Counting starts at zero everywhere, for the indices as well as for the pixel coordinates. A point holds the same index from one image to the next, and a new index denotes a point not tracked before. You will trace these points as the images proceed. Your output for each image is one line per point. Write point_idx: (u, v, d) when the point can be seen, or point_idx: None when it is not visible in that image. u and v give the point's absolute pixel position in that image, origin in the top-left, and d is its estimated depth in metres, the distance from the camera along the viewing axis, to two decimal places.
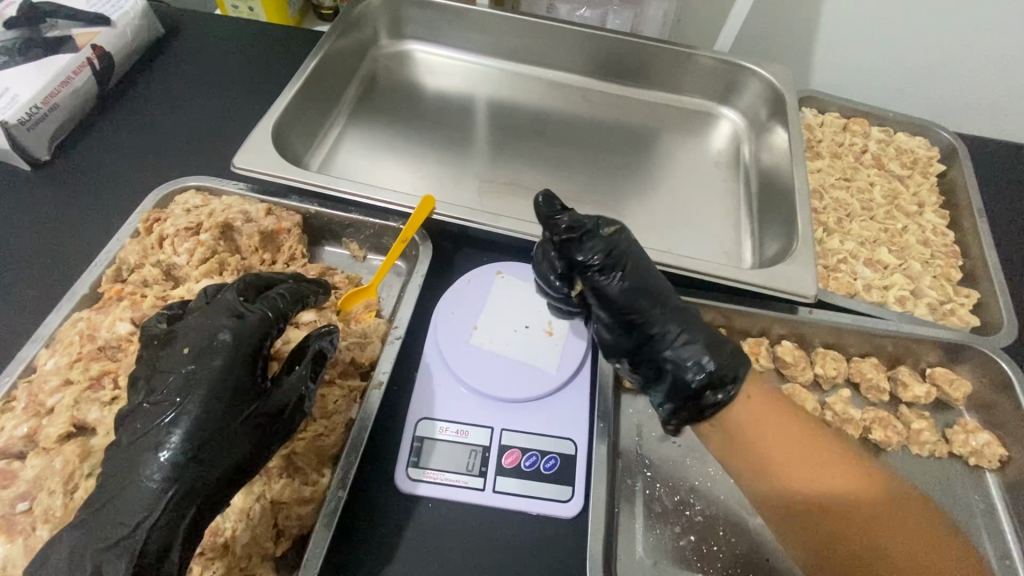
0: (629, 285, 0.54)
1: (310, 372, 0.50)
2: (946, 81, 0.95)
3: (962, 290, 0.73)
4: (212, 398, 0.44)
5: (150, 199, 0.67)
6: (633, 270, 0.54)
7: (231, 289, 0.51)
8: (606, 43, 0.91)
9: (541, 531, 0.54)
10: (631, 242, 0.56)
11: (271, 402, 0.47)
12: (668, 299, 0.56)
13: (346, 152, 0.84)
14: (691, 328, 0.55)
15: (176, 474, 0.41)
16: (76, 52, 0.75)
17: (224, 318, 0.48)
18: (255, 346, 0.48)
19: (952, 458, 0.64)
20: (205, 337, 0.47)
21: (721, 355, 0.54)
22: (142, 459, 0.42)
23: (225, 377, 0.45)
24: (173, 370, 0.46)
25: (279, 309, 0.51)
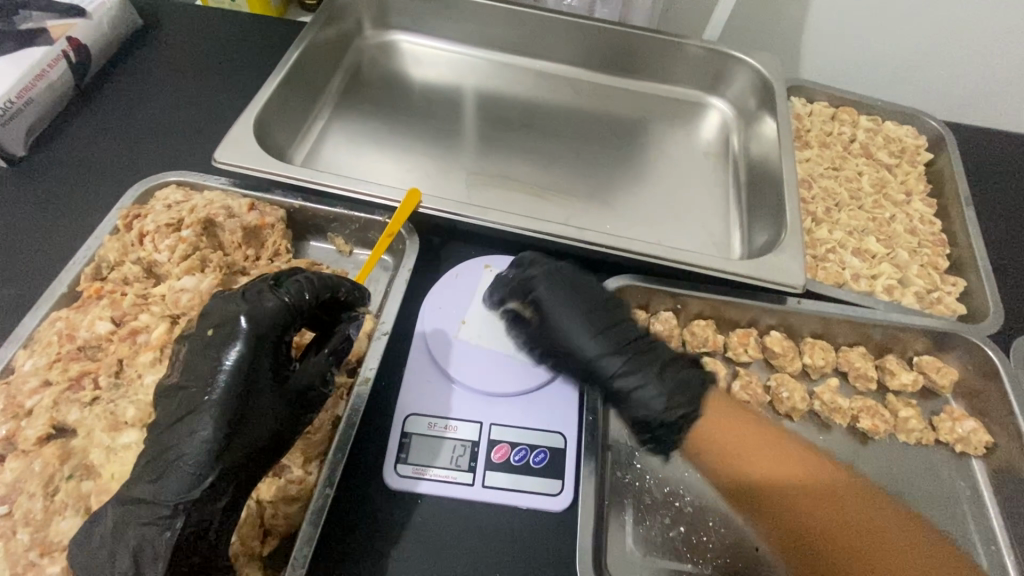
0: (567, 353, 0.58)
1: (331, 359, 0.51)
2: (934, 70, 0.95)
3: (948, 279, 0.73)
4: (239, 384, 0.44)
5: (130, 195, 0.65)
6: (563, 338, 0.58)
7: (259, 277, 0.50)
8: (595, 33, 0.91)
9: (531, 527, 0.54)
10: (557, 307, 0.59)
11: (290, 387, 0.47)
12: (613, 356, 0.57)
13: (331, 145, 0.83)
14: (639, 393, 0.56)
15: (212, 458, 0.42)
16: (51, 45, 0.73)
17: (242, 305, 0.46)
18: (273, 333, 0.46)
19: (939, 445, 0.65)
20: (225, 325, 0.46)
21: (676, 417, 0.55)
22: (177, 444, 0.42)
23: (248, 363, 0.44)
24: (205, 359, 0.45)
25: (303, 298, 0.49)
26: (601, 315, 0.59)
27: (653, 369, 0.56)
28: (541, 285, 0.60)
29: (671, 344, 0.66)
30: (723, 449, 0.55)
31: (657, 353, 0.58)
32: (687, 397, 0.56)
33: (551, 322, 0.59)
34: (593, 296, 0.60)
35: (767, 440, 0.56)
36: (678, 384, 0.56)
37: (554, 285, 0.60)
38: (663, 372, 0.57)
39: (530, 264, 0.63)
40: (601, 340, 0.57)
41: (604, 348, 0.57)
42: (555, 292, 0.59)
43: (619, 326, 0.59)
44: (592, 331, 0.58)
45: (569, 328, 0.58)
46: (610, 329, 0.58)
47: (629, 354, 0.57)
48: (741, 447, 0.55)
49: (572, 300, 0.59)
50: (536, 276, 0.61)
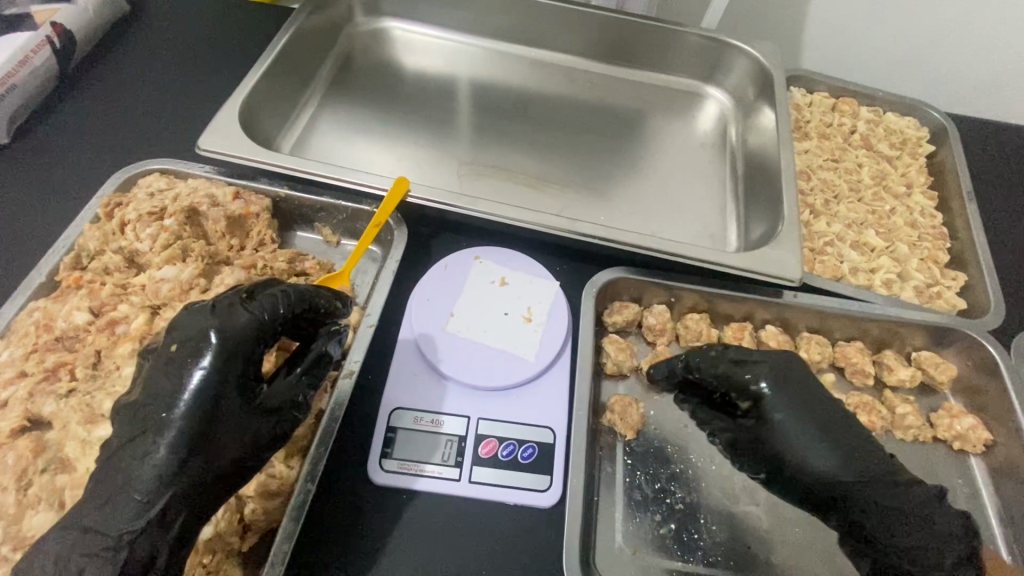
0: (785, 465, 0.51)
1: (304, 380, 0.49)
2: (937, 61, 0.93)
3: (949, 273, 0.71)
4: (202, 406, 0.42)
5: (111, 183, 0.64)
6: (795, 456, 0.51)
7: (234, 288, 0.49)
8: (591, 21, 0.89)
9: (517, 523, 0.53)
10: (784, 412, 0.52)
11: (260, 408, 0.45)
12: (847, 473, 0.50)
13: (320, 134, 0.81)
14: (906, 547, 0.49)
15: (164, 483, 0.41)
16: (35, 30, 0.71)
17: (214, 320, 0.45)
18: (244, 350, 0.45)
19: (937, 443, 0.63)
20: (193, 339, 0.44)
21: (914, 544, 0.49)
22: (131, 468, 0.41)
23: (212, 383, 0.43)
24: (168, 374, 0.43)
25: (278, 312, 0.47)
26: (839, 419, 0.52)
27: (891, 494, 0.50)
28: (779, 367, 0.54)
29: (663, 338, 0.64)
30: None
31: (919, 491, 0.50)
32: (914, 514, 0.50)
33: (773, 417, 0.52)
34: (828, 406, 0.53)
35: None
36: (918, 520, 0.49)
37: (784, 383, 0.53)
38: (909, 504, 0.50)
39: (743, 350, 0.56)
40: (851, 467, 0.50)
41: (843, 470, 0.50)
42: (777, 380, 0.53)
43: (864, 448, 0.51)
44: (845, 447, 0.51)
45: (799, 444, 0.51)
46: (838, 434, 0.52)
47: (884, 487, 0.50)
48: None
49: (804, 406, 0.52)
50: (760, 371, 0.54)
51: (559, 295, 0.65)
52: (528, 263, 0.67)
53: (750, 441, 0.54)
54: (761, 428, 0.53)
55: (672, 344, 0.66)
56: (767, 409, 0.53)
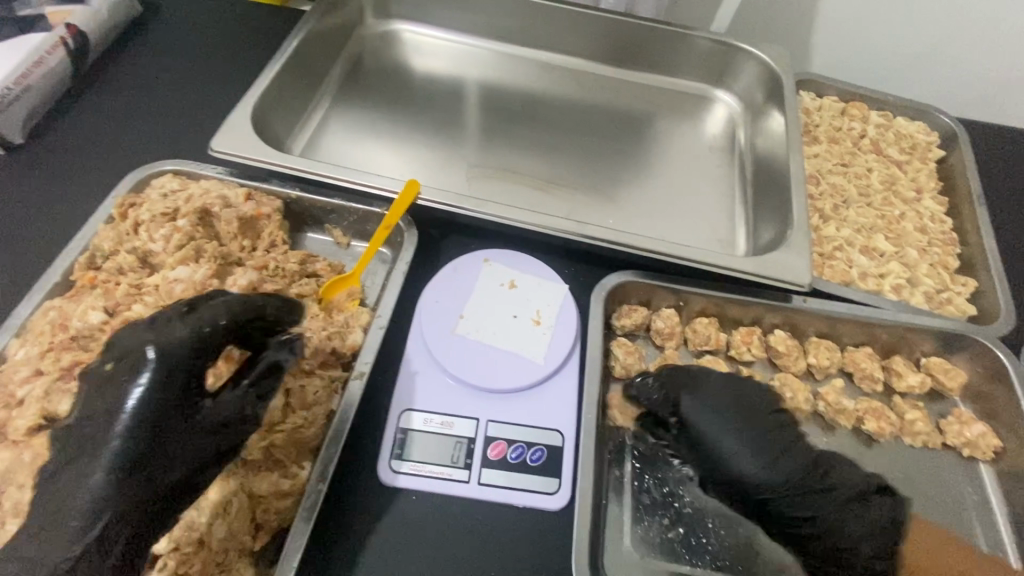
0: (717, 477, 0.53)
1: (252, 392, 0.47)
2: (948, 65, 0.92)
3: (959, 279, 0.71)
4: (143, 420, 0.42)
5: (124, 183, 0.65)
6: (725, 467, 0.53)
7: (176, 303, 0.48)
8: (600, 24, 0.89)
9: (526, 525, 0.53)
10: (708, 427, 0.54)
11: (201, 423, 0.44)
12: (779, 482, 0.52)
13: (331, 136, 0.82)
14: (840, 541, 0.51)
15: (102, 503, 0.40)
16: (50, 31, 0.72)
17: (151, 337, 0.45)
18: (185, 363, 0.44)
19: (946, 449, 0.63)
20: (131, 355, 0.44)
21: (849, 543, 0.51)
22: (75, 488, 0.40)
23: (148, 400, 0.42)
24: (106, 393, 0.43)
25: (219, 323, 0.46)
26: (769, 425, 0.55)
27: (822, 495, 0.52)
28: (705, 382, 0.58)
29: (672, 341, 0.64)
30: None
31: (839, 484, 0.53)
32: (837, 507, 0.52)
33: (699, 430, 0.54)
34: (749, 416, 0.55)
35: None
36: (845, 510, 0.52)
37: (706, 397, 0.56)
38: (835, 497, 0.52)
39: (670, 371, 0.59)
40: (776, 473, 0.52)
41: (771, 477, 0.52)
42: (702, 394, 0.56)
43: (785, 452, 0.53)
44: (766, 457, 0.53)
45: (727, 455, 0.53)
46: (770, 443, 0.53)
47: (811, 487, 0.52)
48: None
49: (727, 416, 0.55)
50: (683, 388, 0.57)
51: (569, 297, 0.65)
52: (537, 266, 0.67)
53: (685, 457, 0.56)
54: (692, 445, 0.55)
55: (680, 347, 0.66)
56: (691, 425, 0.55)
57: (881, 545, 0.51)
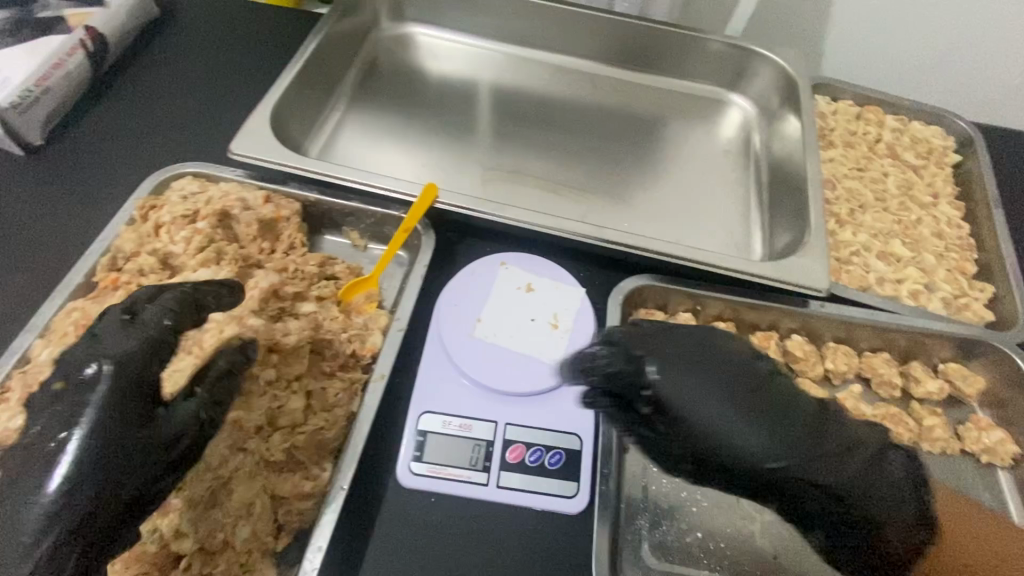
0: (728, 466, 0.47)
1: (209, 398, 0.44)
2: (964, 69, 0.92)
3: (976, 284, 0.71)
4: (87, 433, 0.38)
5: (145, 185, 0.65)
6: (727, 450, 0.46)
7: (111, 311, 0.45)
8: (614, 27, 0.90)
9: (545, 528, 0.53)
10: (698, 407, 0.46)
11: (156, 432, 0.40)
12: (785, 451, 0.47)
13: (347, 139, 0.82)
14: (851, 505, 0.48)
15: (51, 518, 0.37)
16: (69, 34, 0.73)
17: (92, 347, 0.42)
18: (138, 371, 0.41)
19: (964, 455, 0.63)
20: (81, 368, 0.41)
21: (859, 503, 0.48)
22: (21, 505, 0.37)
23: (96, 410, 0.39)
24: (50, 407, 0.40)
25: (164, 324, 0.44)
26: (750, 385, 0.48)
27: (825, 451, 0.48)
28: (676, 353, 0.48)
29: None
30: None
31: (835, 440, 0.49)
32: (844, 470, 0.48)
33: (688, 415, 0.46)
34: (737, 380, 0.48)
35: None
36: (851, 469, 0.49)
37: (693, 368, 0.48)
38: (839, 458, 0.49)
39: (637, 339, 0.49)
40: (778, 444, 0.47)
41: (776, 451, 0.46)
42: (678, 369, 0.47)
43: (781, 416, 0.48)
44: (761, 425, 0.47)
45: (726, 435, 0.46)
46: (764, 411, 0.48)
47: (811, 452, 0.47)
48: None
49: (717, 388, 0.47)
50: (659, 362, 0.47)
51: (586, 301, 0.65)
52: (554, 269, 0.67)
53: (674, 445, 0.47)
54: (682, 432, 0.46)
55: None
56: (680, 408, 0.46)
57: (896, 493, 0.49)
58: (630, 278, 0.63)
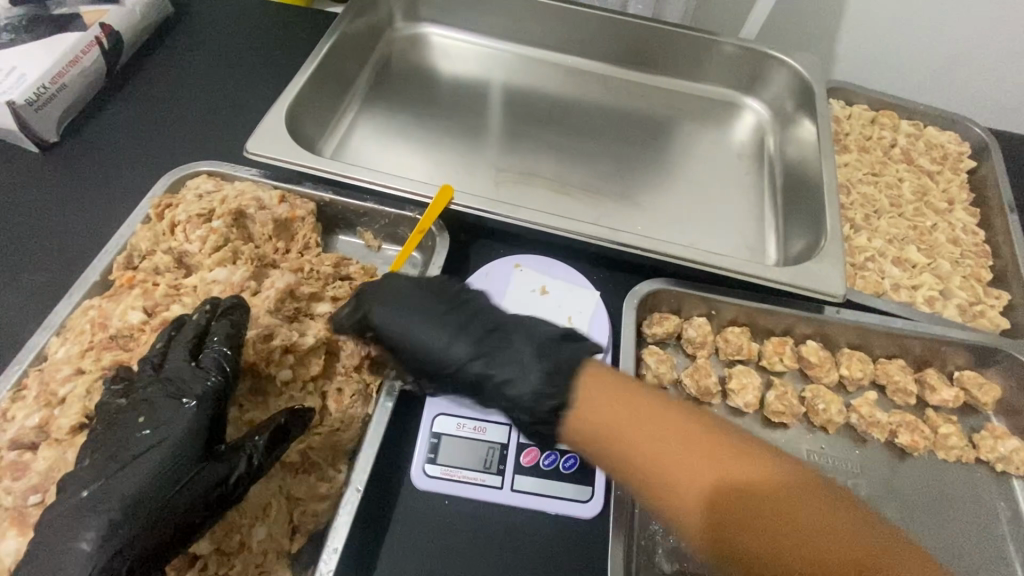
0: (432, 373, 0.52)
1: (263, 447, 0.46)
2: (980, 75, 0.91)
3: (992, 291, 0.70)
4: (154, 467, 0.42)
5: (161, 184, 0.65)
6: (426, 356, 0.52)
7: (175, 349, 0.48)
8: (628, 29, 0.89)
9: (559, 532, 0.53)
10: (400, 324, 0.53)
11: (213, 470, 0.43)
12: (470, 350, 0.51)
13: (360, 139, 0.82)
14: (516, 400, 0.49)
15: (111, 533, 0.40)
16: (84, 31, 0.73)
17: (164, 384, 0.46)
18: (207, 411, 0.45)
19: (979, 464, 0.62)
20: (158, 400, 0.45)
21: (538, 396, 0.48)
22: (81, 521, 0.40)
23: (171, 441, 0.43)
24: (122, 437, 0.44)
25: (224, 369, 0.47)
26: (455, 304, 0.54)
27: (507, 347, 0.51)
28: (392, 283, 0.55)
29: (703, 350, 0.64)
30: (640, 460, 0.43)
31: (532, 341, 0.51)
32: (522, 363, 0.50)
33: (396, 333, 0.53)
34: (443, 300, 0.54)
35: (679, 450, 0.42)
36: (534, 361, 0.50)
37: (395, 294, 0.54)
38: (521, 354, 0.51)
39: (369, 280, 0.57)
40: (466, 347, 0.51)
41: (460, 351, 0.51)
42: (390, 302, 0.54)
43: (471, 323, 0.53)
44: (450, 331, 0.52)
45: (420, 344, 0.52)
46: (463, 324, 0.53)
47: (500, 351, 0.51)
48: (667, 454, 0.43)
49: (420, 307, 0.53)
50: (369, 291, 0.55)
51: (601, 304, 0.65)
52: (568, 272, 0.67)
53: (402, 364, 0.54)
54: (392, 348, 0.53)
55: (711, 356, 0.66)
56: (381, 326, 0.53)
57: (532, 382, 0.48)
58: (645, 282, 0.63)
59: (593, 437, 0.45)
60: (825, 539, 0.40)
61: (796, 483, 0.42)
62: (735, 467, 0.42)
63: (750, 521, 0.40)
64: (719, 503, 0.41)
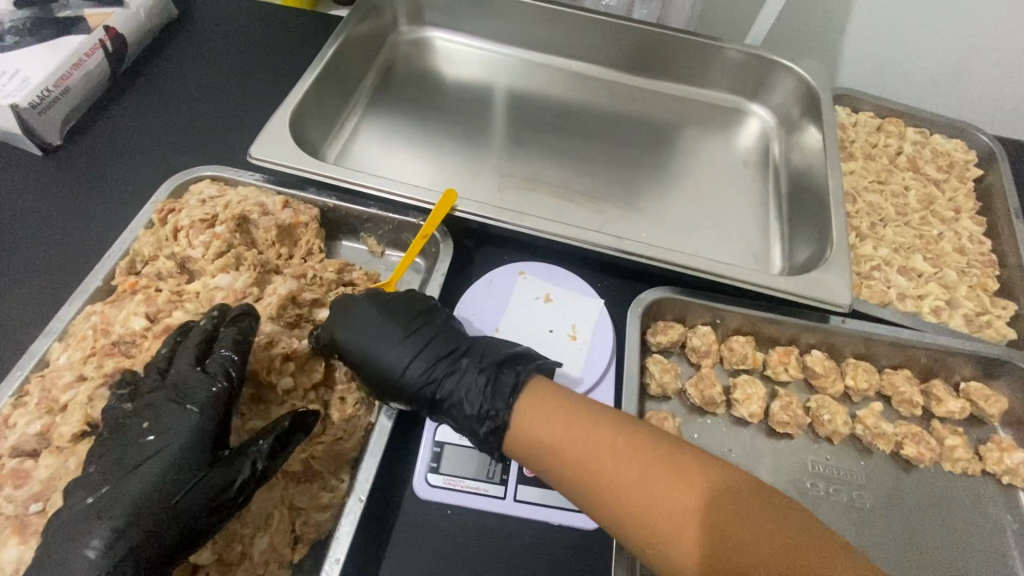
0: (383, 390, 0.53)
1: (266, 451, 0.45)
2: (988, 82, 0.91)
3: (999, 301, 0.70)
4: (162, 471, 0.42)
5: (164, 189, 0.65)
6: (381, 372, 0.53)
7: (181, 355, 0.48)
8: (633, 35, 0.89)
9: (563, 543, 0.53)
10: (356, 340, 0.53)
11: (219, 475, 0.43)
12: (425, 372, 0.53)
13: (364, 143, 0.82)
14: (468, 416, 0.51)
15: (118, 536, 0.40)
16: (88, 33, 0.73)
17: (169, 390, 0.46)
18: (212, 417, 0.45)
19: (985, 476, 0.62)
20: (164, 408, 0.45)
21: (485, 413, 0.50)
22: (89, 524, 0.40)
23: (177, 447, 0.43)
24: (129, 443, 0.44)
25: (230, 374, 0.47)
26: (412, 321, 0.55)
27: (459, 373, 0.52)
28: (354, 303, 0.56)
29: (708, 359, 0.64)
30: (576, 471, 0.45)
31: (485, 359, 0.53)
32: (473, 380, 0.52)
33: (352, 350, 0.53)
34: (400, 318, 0.55)
35: (611, 460, 0.44)
36: (485, 377, 0.51)
37: (353, 312, 0.55)
38: (473, 372, 0.52)
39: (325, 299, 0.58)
40: (420, 363, 0.53)
41: (415, 368, 0.53)
42: (350, 318, 0.54)
43: (427, 341, 0.54)
44: (407, 348, 0.53)
45: (375, 360, 0.53)
46: (418, 341, 0.54)
47: (453, 369, 0.53)
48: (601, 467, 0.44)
49: (378, 325, 0.54)
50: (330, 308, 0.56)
51: (605, 312, 0.65)
52: (571, 279, 0.67)
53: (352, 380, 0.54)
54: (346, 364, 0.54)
55: (716, 365, 0.66)
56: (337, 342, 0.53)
57: (483, 400, 0.50)
58: (649, 292, 0.63)
59: (528, 449, 0.47)
60: (753, 542, 0.40)
61: (726, 487, 0.42)
62: (666, 482, 0.43)
63: (680, 533, 0.41)
64: (649, 516, 0.42)
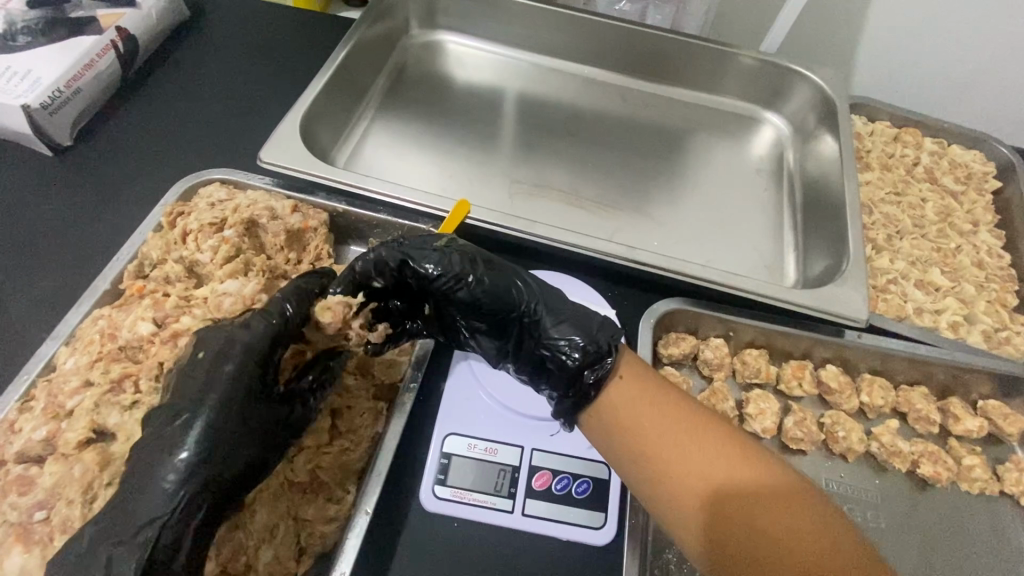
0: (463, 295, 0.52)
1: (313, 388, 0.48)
2: (1007, 93, 0.89)
3: (1018, 317, 0.69)
4: (226, 398, 0.42)
5: (173, 192, 0.65)
6: (467, 278, 0.52)
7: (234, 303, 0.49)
8: (646, 40, 0.88)
9: (572, 559, 0.52)
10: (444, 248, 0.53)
11: (279, 408, 0.44)
12: (511, 290, 0.52)
13: (373, 148, 0.81)
14: (562, 339, 0.50)
15: (196, 462, 0.39)
16: (101, 34, 0.73)
17: (222, 326, 0.46)
18: (266, 350, 0.45)
19: (1004, 497, 0.60)
20: (219, 343, 0.45)
21: (574, 339, 0.50)
22: (160, 459, 0.40)
23: (238, 375, 0.43)
24: (191, 376, 0.43)
25: (286, 312, 0.48)
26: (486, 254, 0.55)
27: (561, 307, 0.52)
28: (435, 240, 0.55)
29: (720, 373, 0.63)
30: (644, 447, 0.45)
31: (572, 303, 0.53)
32: (567, 307, 0.53)
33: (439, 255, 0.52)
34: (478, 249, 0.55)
35: (680, 441, 0.45)
36: (571, 310, 0.52)
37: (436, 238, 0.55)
38: (560, 304, 0.53)
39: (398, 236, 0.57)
40: (505, 279, 0.53)
41: (502, 283, 0.52)
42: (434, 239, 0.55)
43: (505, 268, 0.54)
44: (493, 267, 0.53)
45: (460, 267, 0.52)
46: (499, 267, 0.54)
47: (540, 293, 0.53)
48: (670, 446, 0.45)
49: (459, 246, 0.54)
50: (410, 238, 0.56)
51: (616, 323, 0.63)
52: (582, 289, 0.66)
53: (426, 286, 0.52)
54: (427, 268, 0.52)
55: (728, 379, 0.64)
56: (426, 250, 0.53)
57: (574, 329, 0.51)
58: (660, 303, 0.62)
59: (599, 423, 0.48)
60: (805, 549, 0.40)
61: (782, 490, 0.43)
62: (721, 461, 0.44)
63: (732, 526, 0.42)
64: (710, 500, 0.43)
